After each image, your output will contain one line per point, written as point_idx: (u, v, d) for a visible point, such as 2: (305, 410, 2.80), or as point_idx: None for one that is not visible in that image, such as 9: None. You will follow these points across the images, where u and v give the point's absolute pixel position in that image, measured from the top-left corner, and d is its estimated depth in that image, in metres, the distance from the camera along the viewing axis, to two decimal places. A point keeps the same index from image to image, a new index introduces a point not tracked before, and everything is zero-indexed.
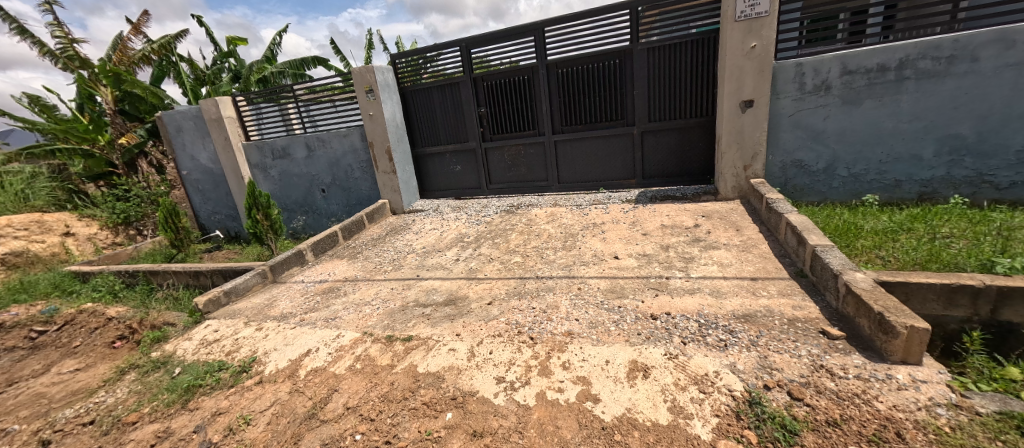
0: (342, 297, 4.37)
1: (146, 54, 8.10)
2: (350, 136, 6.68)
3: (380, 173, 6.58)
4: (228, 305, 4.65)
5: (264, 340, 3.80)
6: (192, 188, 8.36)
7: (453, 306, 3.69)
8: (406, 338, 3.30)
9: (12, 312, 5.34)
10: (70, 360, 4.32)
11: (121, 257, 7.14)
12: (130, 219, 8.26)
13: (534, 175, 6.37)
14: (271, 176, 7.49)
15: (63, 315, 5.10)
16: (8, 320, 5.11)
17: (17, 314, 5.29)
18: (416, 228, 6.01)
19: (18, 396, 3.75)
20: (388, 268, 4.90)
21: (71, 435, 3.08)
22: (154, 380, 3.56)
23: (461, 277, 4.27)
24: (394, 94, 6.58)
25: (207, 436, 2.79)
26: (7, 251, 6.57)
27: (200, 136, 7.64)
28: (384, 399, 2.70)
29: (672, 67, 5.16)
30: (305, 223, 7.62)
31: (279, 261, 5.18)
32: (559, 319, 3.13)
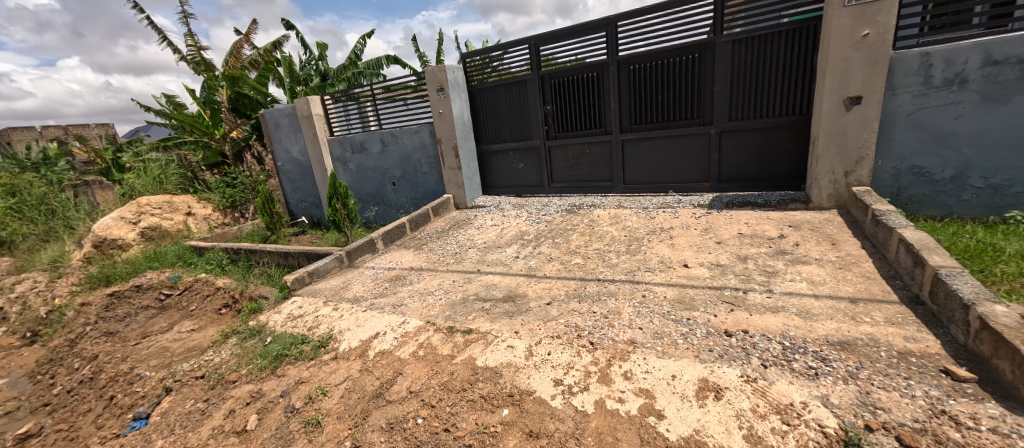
0: (408, 285, 4.56)
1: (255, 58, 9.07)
2: (420, 132, 6.94)
3: (446, 169, 6.78)
4: (311, 284, 5.06)
5: (339, 319, 4.07)
6: (285, 177, 9.25)
7: (512, 303, 3.69)
8: (466, 331, 3.35)
9: (148, 276, 6.29)
10: (188, 321, 5.01)
11: (227, 235, 8.05)
12: (235, 203, 9.26)
13: (598, 175, 6.19)
14: (349, 168, 8.04)
15: (184, 282, 5.88)
16: (145, 283, 6.00)
17: (151, 278, 6.22)
18: (478, 223, 6.11)
19: (150, 348, 4.46)
20: (451, 261, 5.04)
21: (187, 385, 3.62)
22: (250, 346, 3.99)
23: (520, 274, 4.26)
24: (463, 92, 6.72)
25: (289, 402, 3.06)
26: (146, 226, 7.89)
27: (292, 132, 8.41)
28: (444, 388, 2.76)
29: (759, 60, 4.73)
30: (377, 213, 8.08)
31: (355, 248, 5.55)
32: (622, 326, 2.99)
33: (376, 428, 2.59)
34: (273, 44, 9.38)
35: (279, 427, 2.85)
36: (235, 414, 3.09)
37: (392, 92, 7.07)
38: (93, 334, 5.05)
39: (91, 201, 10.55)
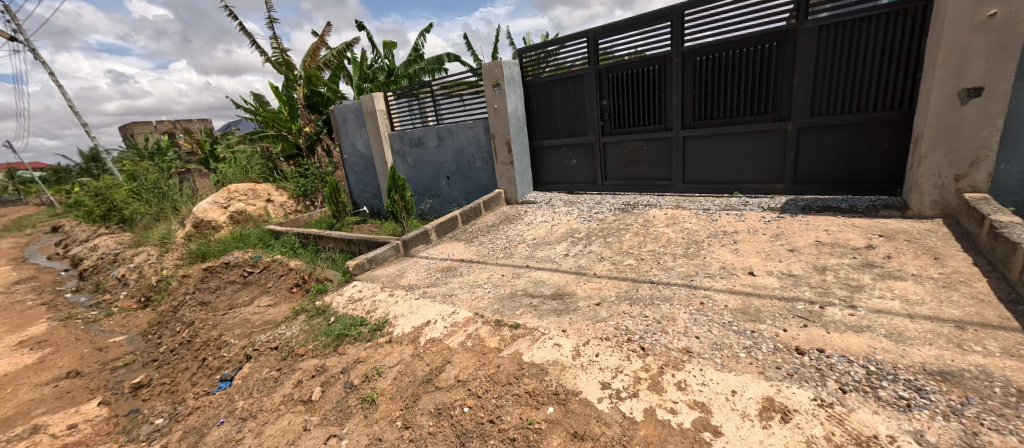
0: (458, 277, 4.63)
1: (329, 59, 9.63)
2: (475, 128, 7.02)
3: (499, 164, 6.81)
4: (370, 271, 5.31)
5: (394, 305, 4.23)
6: (349, 169, 9.79)
7: (560, 301, 3.62)
8: (514, 326, 3.34)
9: (234, 254, 6.92)
10: (265, 296, 5.47)
11: (299, 221, 8.66)
12: (307, 192, 9.93)
13: (655, 173, 5.91)
14: (407, 162, 8.32)
15: (264, 261, 6.29)
16: (233, 260, 6.53)
17: (237, 256, 6.80)
18: (528, 219, 6.07)
19: (234, 318, 4.94)
20: (500, 255, 5.05)
21: (263, 355, 3.98)
22: (316, 323, 4.26)
23: (570, 272, 4.17)
24: (518, 87, 6.70)
25: (348, 379, 3.23)
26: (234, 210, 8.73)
27: (358, 127, 8.86)
28: (490, 380, 2.76)
29: (850, 48, 4.26)
30: (431, 206, 8.31)
31: (411, 237, 5.74)
32: (677, 334, 2.81)
33: (424, 412, 2.65)
34: (345, 45, 9.89)
35: (340, 401, 3.03)
36: (303, 385, 3.34)
37: (449, 89, 7.21)
38: (190, 303, 5.70)
39: (193, 188, 12.29)
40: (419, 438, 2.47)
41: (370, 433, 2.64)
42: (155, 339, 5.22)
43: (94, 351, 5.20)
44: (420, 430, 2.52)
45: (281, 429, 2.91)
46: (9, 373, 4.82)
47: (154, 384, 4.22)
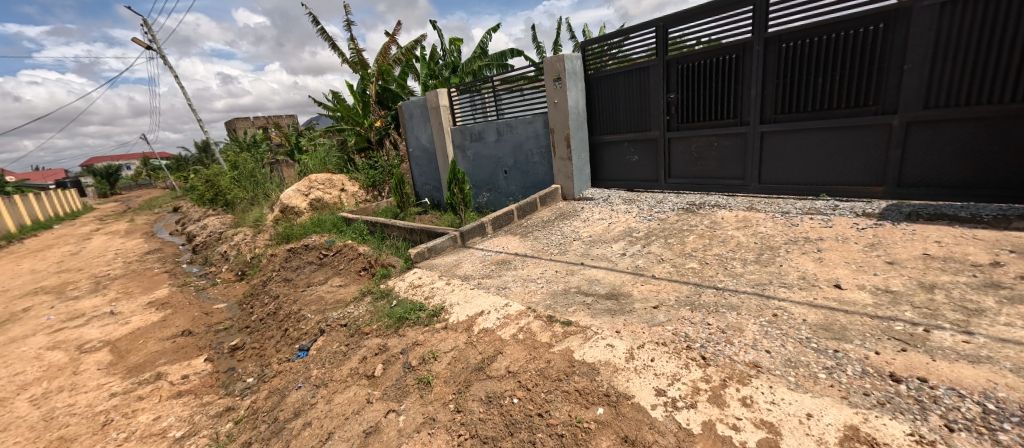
0: (512, 270, 4.64)
1: (399, 57, 10.06)
2: (534, 123, 6.97)
3: (557, 159, 6.71)
4: (429, 259, 5.49)
5: (450, 293, 4.34)
6: (414, 162, 10.18)
7: (615, 301, 3.49)
8: (566, 323, 3.27)
9: (313, 238, 7.49)
10: (337, 276, 5.87)
11: (367, 210, 9.16)
12: (376, 183, 10.47)
13: (726, 171, 5.50)
14: (467, 156, 8.48)
15: (337, 245, 6.72)
16: (311, 243, 7.06)
17: (315, 239, 7.35)
18: (585, 216, 5.92)
19: (311, 295, 5.35)
20: (555, 251, 4.98)
21: (333, 331, 4.27)
22: (380, 305, 4.49)
23: (627, 272, 4.01)
24: (579, 81, 6.54)
25: (406, 360, 3.36)
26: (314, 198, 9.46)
27: (422, 122, 9.17)
28: (540, 374, 2.73)
29: (978, 29, 3.65)
30: (488, 199, 8.41)
31: (468, 229, 5.84)
32: (744, 346, 2.59)
33: (475, 399, 2.68)
34: (414, 43, 10.27)
35: (399, 379, 3.17)
36: (367, 361, 3.53)
37: (510, 84, 7.22)
38: (275, 279, 6.29)
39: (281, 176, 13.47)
40: (470, 423, 2.50)
41: (424, 413, 2.72)
42: (249, 308, 5.85)
43: (202, 314, 5.90)
44: (471, 415, 2.56)
45: (347, 399, 3.10)
46: (139, 327, 5.63)
47: (247, 347, 4.75)
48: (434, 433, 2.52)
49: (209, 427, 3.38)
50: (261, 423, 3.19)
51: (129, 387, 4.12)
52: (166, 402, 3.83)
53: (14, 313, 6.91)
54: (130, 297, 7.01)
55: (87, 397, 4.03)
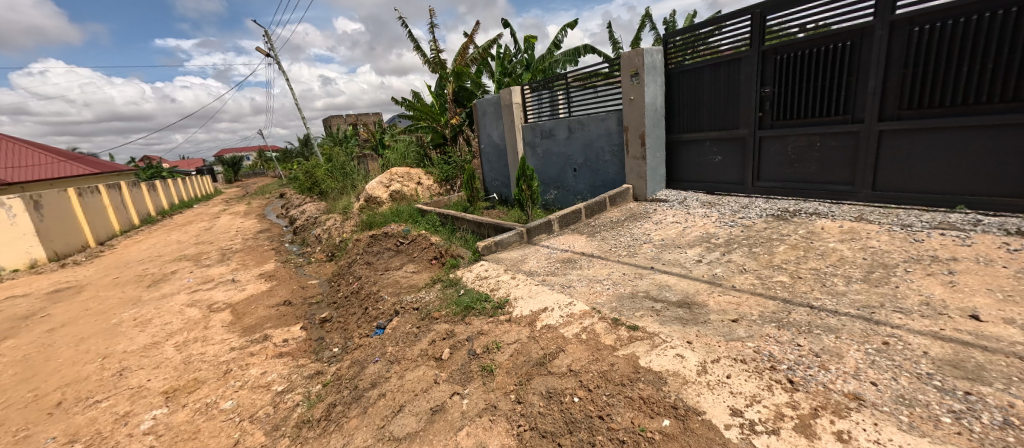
0: (577, 269, 4.54)
1: (475, 56, 10.34)
2: (607, 120, 6.77)
3: (630, 158, 6.45)
4: (496, 253, 5.58)
5: (515, 287, 4.37)
6: (484, 158, 10.36)
7: (687, 309, 3.27)
8: (632, 327, 3.13)
9: (392, 226, 7.98)
10: (411, 263, 6.21)
11: (440, 203, 9.53)
12: (448, 178, 10.80)
13: (829, 176, 4.89)
14: (537, 153, 8.45)
15: (413, 234, 7.12)
16: (390, 231, 7.50)
17: (393, 228, 7.81)
18: (658, 218, 5.63)
19: (388, 278, 5.72)
20: (623, 253, 4.79)
21: (406, 314, 4.51)
22: (449, 293, 4.66)
23: (701, 280, 3.74)
24: (659, 76, 6.21)
25: (472, 347, 3.45)
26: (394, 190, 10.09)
27: (495, 119, 9.32)
28: (603, 376, 2.64)
29: None
30: (556, 197, 8.33)
31: (535, 225, 5.85)
32: (843, 374, 2.28)
33: (536, 393, 2.67)
34: (490, 42, 10.45)
35: (464, 364, 3.26)
36: (435, 344, 3.68)
37: (583, 81, 7.07)
38: (359, 261, 6.81)
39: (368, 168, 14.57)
40: (530, 415, 2.50)
41: (486, 399, 2.78)
42: (337, 285, 6.42)
43: (299, 288, 6.60)
44: (532, 408, 2.55)
45: (416, 377, 3.25)
46: (252, 294, 6.42)
47: (334, 320, 5.21)
48: (495, 420, 2.56)
49: (302, 386, 3.74)
50: (344, 389, 3.47)
51: (244, 344, 4.71)
52: (271, 360, 4.32)
53: (164, 274, 8.27)
54: (246, 268, 8.06)
55: (214, 348, 4.67)
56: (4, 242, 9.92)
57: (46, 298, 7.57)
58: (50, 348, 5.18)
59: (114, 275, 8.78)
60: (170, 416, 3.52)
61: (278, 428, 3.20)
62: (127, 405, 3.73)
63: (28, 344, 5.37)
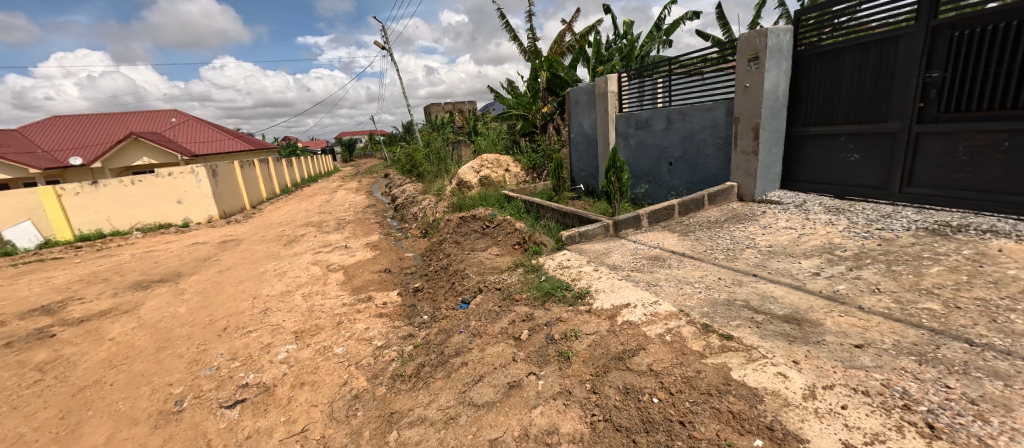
0: (665, 268, 4.32)
1: (571, 44, 10.17)
2: (714, 110, 6.22)
3: (738, 153, 5.89)
4: (580, 244, 5.54)
5: (597, 280, 4.30)
6: (573, 148, 10.16)
7: (796, 326, 2.93)
8: (726, 336, 2.90)
9: (479, 210, 8.30)
10: (496, 246, 6.44)
11: (526, 191, 9.66)
12: (536, 166, 10.86)
13: (1017, 184, 3.98)
14: (630, 144, 8.08)
15: (499, 218, 7.34)
16: (477, 214, 7.83)
17: (481, 212, 8.12)
18: (766, 222, 5.08)
19: (474, 257, 6.01)
20: (720, 256, 4.45)
21: (488, 293, 4.72)
22: (530, 277, 4.76)
23: (817, 296, 3.31)
24: (785, 59, 5.52)
25: (550, 332, 3.50)
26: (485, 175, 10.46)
27: (587, 107, 9.09)
28: (687, 382, 2.50)
29: None
30: (647, 191, 7.93)
31: (622, 219, 5.66)
32: (1010, 431, 1.87)
33: (613, 386, 2.65)
34: (588, 28, 10.17)
35: (542, 347, 3.33)
36: (515, 324, 3.80)
37: (689, 67, 6.58)
38: (449, 240, 7.25)
39: (461, 153, 15.31)
40: (604, 406, 2.49)
41: (562, 384, 2.81)
42: (428, 260, 6.93)
43: (397, 259, 7.25)
44: (607, 400, 2.53)
45: (496, 352, 3.40)
46: (360, 259, 7.23)
47: (425, 290, 5.66)
48: (569, 405, 2.60)
49: (398, 344, 4.14)
50: (432, 352, 3.77)
51: (353, 301, 5.35)
52: (373, 318, 4.84)
53: (296, 235, 9.68)
54: (356, 237, 9.06)
55: (330, 302, 5.38)
56: (194, 200, 12.39)
57: (216, 246, 9.36)
58: (218, 285, 6.43)
59: (261, 233, 10.52)
60: (299, 351, 4.17)
61: (377, 376, 3.60)
62: (269, 337, 4.49)
63: (204, 280, 6.73)
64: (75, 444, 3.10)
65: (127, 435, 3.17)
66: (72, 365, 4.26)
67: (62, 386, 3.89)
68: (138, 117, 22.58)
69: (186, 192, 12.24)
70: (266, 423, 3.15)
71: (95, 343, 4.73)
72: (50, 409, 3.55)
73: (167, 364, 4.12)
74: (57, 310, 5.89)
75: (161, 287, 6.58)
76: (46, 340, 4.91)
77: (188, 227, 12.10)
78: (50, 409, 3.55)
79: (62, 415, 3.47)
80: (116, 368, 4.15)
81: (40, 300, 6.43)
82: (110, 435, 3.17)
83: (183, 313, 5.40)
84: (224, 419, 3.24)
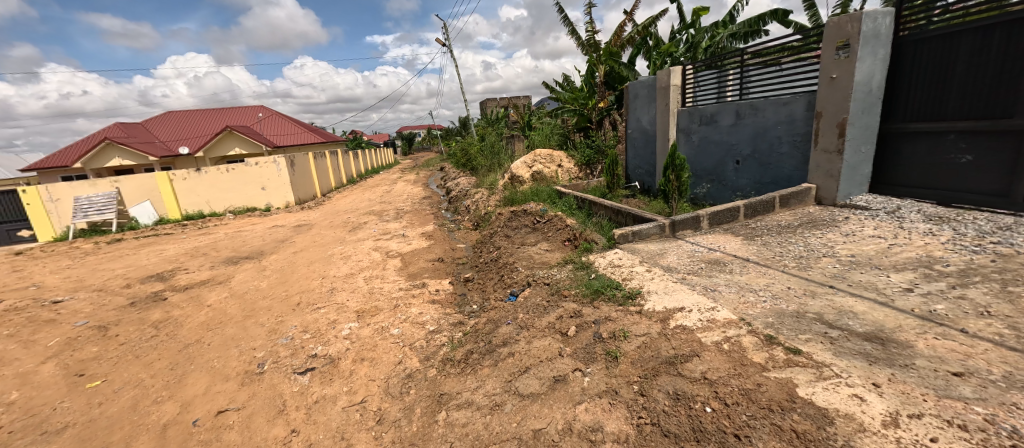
0: (726, 273, 4.08)
1: (631, 35, 9.84)
2: (792, 104, 5.76)
3: (818, 152, 5.42)
4: (633, 243, 5.39)
5: (650, 281, 4.17)
6: (630, 144, 9.84)
7: (879, 346, 2.66)
8: (792, 350, 2.70)
9: (531, 205, 8.30)
10: (547, 241, 6.43)
11: (578, 187, 9.54)
12: (590, 162, 10.67)
13: None
14: (692, 141, 7.70)
15: (550, 214, 7.30)
16: (529, 209, 7.83)
17: (532, 206, 8.12)
18: (847, 230, 4.63)
19: (524, 252, 6.04)
20: (790, 263, 4.13)
21: (537, 287, 4.74)
22: (580, 275, 4.71)
23: (908, 314, 2.98)
24: (883, 46, 4.97)
25: (598, 330, 3.46)
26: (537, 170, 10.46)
27: (647, 101, 8.75)
28: (745, 395, 2.36)
29: None
30: (709, 191, 7.53)
31: (680, 219, 5.42)
32: None
33: (663, 390, 2.56)
34: (650, 19, 9.78)
35: (589, 345, 3.29)
36: (563, 320, 3.79)
37: (765, 57, 6.13)
38: (500, 233, 7.35)
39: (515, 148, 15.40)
40: (653, 410, 2.42)
41: (608, 383, 2.78)
42: (479, 252, 7.07)
43: (450, 249, 7.47)
44: (655, 404, 2.46)
45: (543, 346, 3.42)
46: (416, 248, 7.54)
47: (475, 281, 5.79)
48: (615, 405, 2.56)
49: (448, 330, 4.29)
50: (480, 341, 3.86)
51: (408, 287, 5.61)
52: (426, 303, 5.05)
53: (359, 223, 10.29)
54: (413, 226, 9.45)
55: (388, 285, 5.68)
56: (275, 187, 13.52)
57: (292, 229, 10.20)
58: (293, 264, 7.02)
59: (329, 219, 11.30)
60: (360, 329, 4.45)
61: (429, 359, 3.76)
62: (335, 314, 4.84)
63: (282, 259, 7.36)
64: (181, 392, 3.57)
65: (220, 389, 3.58)
66: (179, 325, 4.87)
67: (171, 342, 4.46)
68: (230, 111, 25.06)
69: (269, 180, 13.40)
70: (332, 392, 3.41)
71: (196, 307, 5.37)
72: (162, 360, 4.10)
73: (251, 331, 4.58)
74: (168, 277, 6.75)
75: (247, 263, 7.30)
76: (160, 302, 5.66)
77: (269, 211, 13.26)
78: (163, 360, 4.11)
79: (172, 366, 4.00)
80: (212, 330, 4.68)
81: (156, 268, 7.41)
82: (207, 387, 3.61)
83: (265, 286, 5.97)
84: (297, 384, 3.56)
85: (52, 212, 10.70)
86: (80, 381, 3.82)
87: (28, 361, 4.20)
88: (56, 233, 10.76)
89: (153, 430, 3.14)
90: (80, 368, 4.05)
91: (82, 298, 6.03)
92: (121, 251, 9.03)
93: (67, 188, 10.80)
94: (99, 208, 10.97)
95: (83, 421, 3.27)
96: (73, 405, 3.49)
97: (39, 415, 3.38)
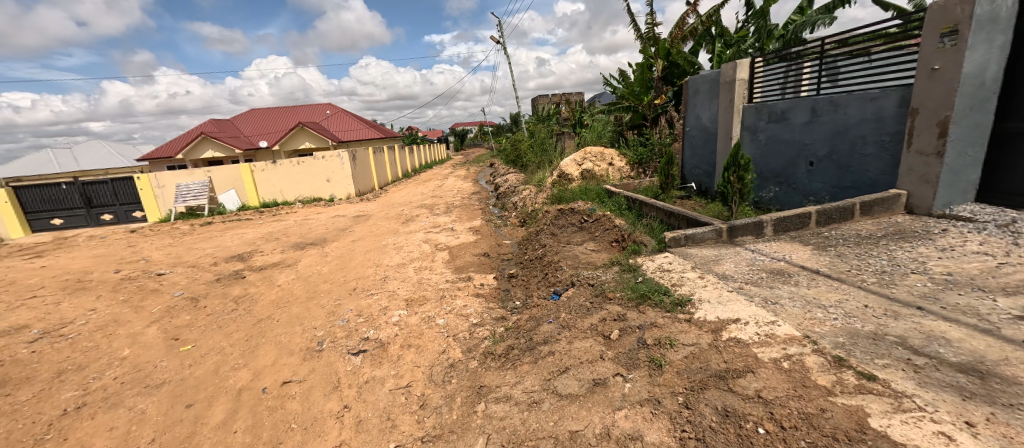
0: (790, 285, 3.74)
1: (695, 27, 9.34)
2: (881, 100, 5.17)
3: (912, 154, 4.82)
4: (685, 247, 5.09)
5: (702, 288, 3.91)
6: (687, 143, 9.32)
7: (978, 380, 2.29)
8: (866, 375, 2.40)
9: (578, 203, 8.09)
10: (594, 241, 6.25)
11: (629, 187, 9.20)
12: (642, 160, 10.24)
13: None
14: (758, 140, 7.15)
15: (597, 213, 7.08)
16: (576, 207, 7.65)
17: (580, 205, 7.93)
18: (941, 244, 4.07)
19: (572, 251, 5.91)
20: (868, 279, 3.70)
21: (581, 287, 4.61)
22: (626, 277, 4.52)
23: (1017, 345, 2.56)
24: (1003, 32, 4.31)
25: (642, 336, 3.29)
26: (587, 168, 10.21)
27: (709, 98, 8.24)
28: (806, 420, 2.12)
29: None
30: (775, 195, 6.97)
31: (739, 224, 5.07)
32: None
33: (711, 405, 2.37)
34: (716, 8, 9.22)
35: (632, 350, 3.14)
36: (606, 323, 3.65)
37: (850, 47, 5.54)
38: (545, 231, 7.26)
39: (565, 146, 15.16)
40: (698, 425, 2.26)
41: (650, 392, 2.62)
42: (525, 249, 7.02)
43: (496, 245, 7.49)
44: (702, 418, 2.29)
45: (584, 348, 3.30)
46: (463, 242, 7.65)
47: (519, 277, 5.75)
48: (657, 415, 2.41)
49: (490, 325, 4.28)
50: (522, 337, 3.81)
51: (454, 279, 5.69)
52: (470, 296, 5.09)
53: (411, 215, 10.61)
54: (462, 221, 9.59)
55: (436, 277, 5.80)
56: (338, 180, 14.24)
57: (351, 219, 10.75)
58: (352, 251, 7.36)
59: (385, 211, 11.77)
60: (408, 316, 4.57)
61: (471, 350, 3.77)
62: (386, 301, 5.00)
63: (342, 247, 7.75)
64: (253, 362, 3.84)
65: (285, 362, 3.81)
66: (255, 301, 5.27)
67: (248, 316, 4.83)
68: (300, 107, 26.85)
69: (333, 172, 14.15)
70: (381, 374, 3.51)
71: (268, 286, 5.79)
72: (240, 331, 4.44)
73: (313, 311, 4.84)
74: (247, 258, 7.34)
75: (312, 249, 7.77)
76: (240, 279, 6.16)
77: (333, 201, 14.03)
78: (241, 332, 4.45)
79: (247, 337, 4.31)
80: (281, 308, 5.00)
81: (237, 249, 8.10)
82: (275, 359, 3.85)
83: (326, 271, 6.31)
84: (350, 363, 3.70)
85: (159, 196, 12.04)
86: (175, 344, 4.24)
87: (138, 323, 4.74)
88: (162, 214, 12.12)
89: (230, 393, 3.41)
90: (176, 333, 4.49)
91: (179, 271, 6.72)
92: (211, 232, 10.00)
93: (171, 176, 12.09)
94: (195, 194, 12.17)
95: (176, 379, 3.62)
96: (169, 364, 3.87)
97: (144, 370, 3.78)
